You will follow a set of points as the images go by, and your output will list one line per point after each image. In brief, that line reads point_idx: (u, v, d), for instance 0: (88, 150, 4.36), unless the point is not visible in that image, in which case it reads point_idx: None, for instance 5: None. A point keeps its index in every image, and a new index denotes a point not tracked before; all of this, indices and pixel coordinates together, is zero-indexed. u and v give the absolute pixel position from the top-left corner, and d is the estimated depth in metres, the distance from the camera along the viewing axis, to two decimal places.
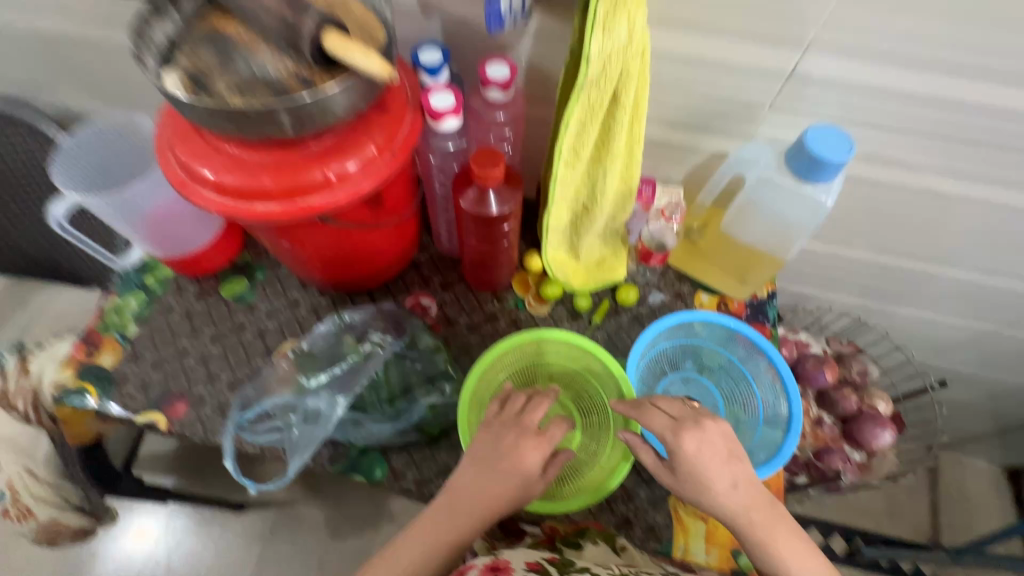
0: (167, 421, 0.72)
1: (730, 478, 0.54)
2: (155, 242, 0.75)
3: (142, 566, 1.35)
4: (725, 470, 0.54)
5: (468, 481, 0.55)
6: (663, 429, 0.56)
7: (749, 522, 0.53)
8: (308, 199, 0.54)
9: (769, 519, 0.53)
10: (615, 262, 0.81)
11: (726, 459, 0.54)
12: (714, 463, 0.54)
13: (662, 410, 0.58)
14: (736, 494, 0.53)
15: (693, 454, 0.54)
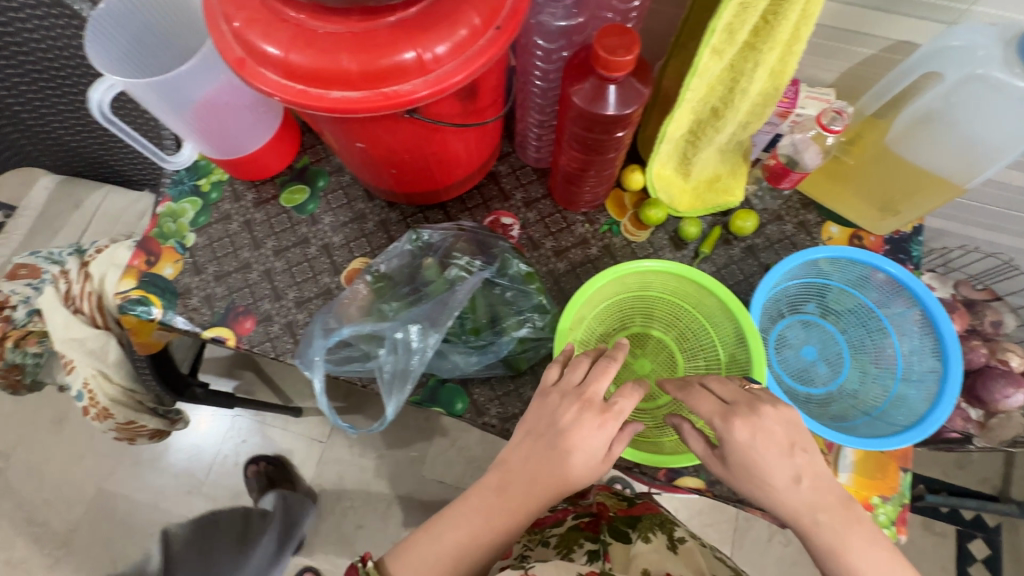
0: (236, 338, 0.68)
1: (790, 472, 0.45)
2: (208, 139, 0.65)
3: (212, 459, 1.43)
4: (786, 464, 0.45)
5: (531, 458, 0.48)
6: (710, 414, 0.48)
7: (812, 522, 0.44)
8: (396, 88, 0.43)
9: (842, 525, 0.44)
10: (732, 183, 0.69)
11: (786, 451, 0.45)
12: (771, 456, 0.45)
13: (714, 393, 0.50)
14: (799, 492, 0.45)
15: (747, 445, 0.46)
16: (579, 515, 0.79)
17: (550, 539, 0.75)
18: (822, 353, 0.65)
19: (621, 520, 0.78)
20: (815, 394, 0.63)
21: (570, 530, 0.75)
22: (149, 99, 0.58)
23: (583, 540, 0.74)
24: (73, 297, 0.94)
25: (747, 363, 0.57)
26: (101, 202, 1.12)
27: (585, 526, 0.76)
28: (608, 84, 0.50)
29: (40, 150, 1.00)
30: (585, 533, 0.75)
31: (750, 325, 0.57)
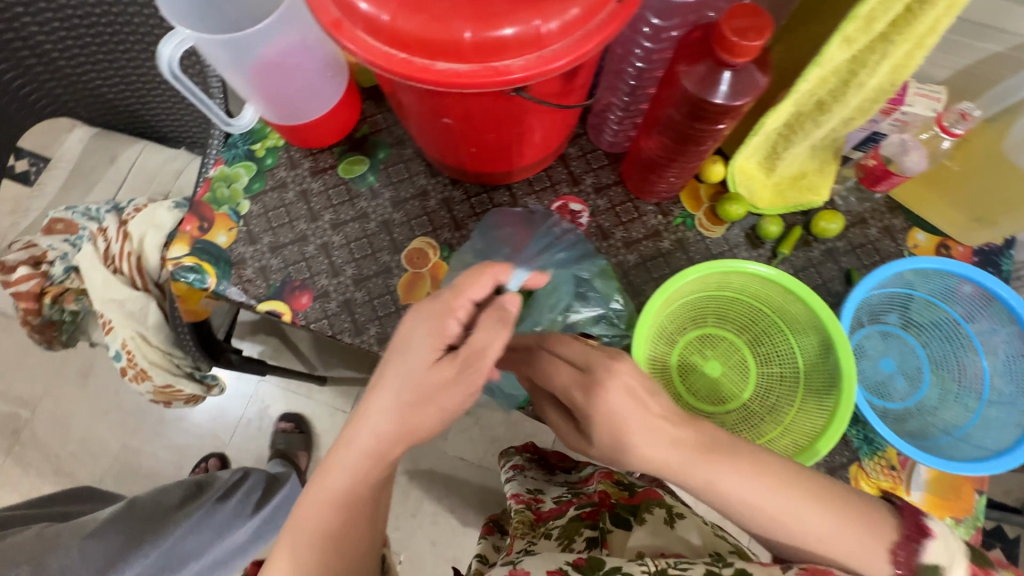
0: (292, 313, 0.65)
1: (657, 424, 0.48)
2: (273, 103, 0.62)
3: (238, 421, 1.44)
4: (642, 417, 0.47)
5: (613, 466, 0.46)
6: (569, 385, 0.50)
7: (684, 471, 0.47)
8: (507, 62, 0.40)
9: (709, 464, 0.46)
10: (818, 181, 0.65)
11: (642, 400, 0.48)
12: (630, 414, 0.47)
13: (566, 361, 0.51)
14: (665, 447, 0.47)
15: (612, 409, 0.47)
16: (580, 505, 0.81)
17: (551, 532, 0.79)
18: (901, 366, 0.63)
19: (622, 507, 0.78)
20: (891, 409, 0.61)
21: (570, 521, 0.79)
22: (219, 58, 0.55)
23: (582, 530, 0.76)
24: (111, 256, 0.92)
25: (834, 379, 0.55)
26: (138, 157, 1.09)
27: (585, 515, 0.79)
28: (723, 70, 0.46)
29: (78, 102, 0.97)
30: (585, 523, 0.77)
31: (843, 339, 0.54)
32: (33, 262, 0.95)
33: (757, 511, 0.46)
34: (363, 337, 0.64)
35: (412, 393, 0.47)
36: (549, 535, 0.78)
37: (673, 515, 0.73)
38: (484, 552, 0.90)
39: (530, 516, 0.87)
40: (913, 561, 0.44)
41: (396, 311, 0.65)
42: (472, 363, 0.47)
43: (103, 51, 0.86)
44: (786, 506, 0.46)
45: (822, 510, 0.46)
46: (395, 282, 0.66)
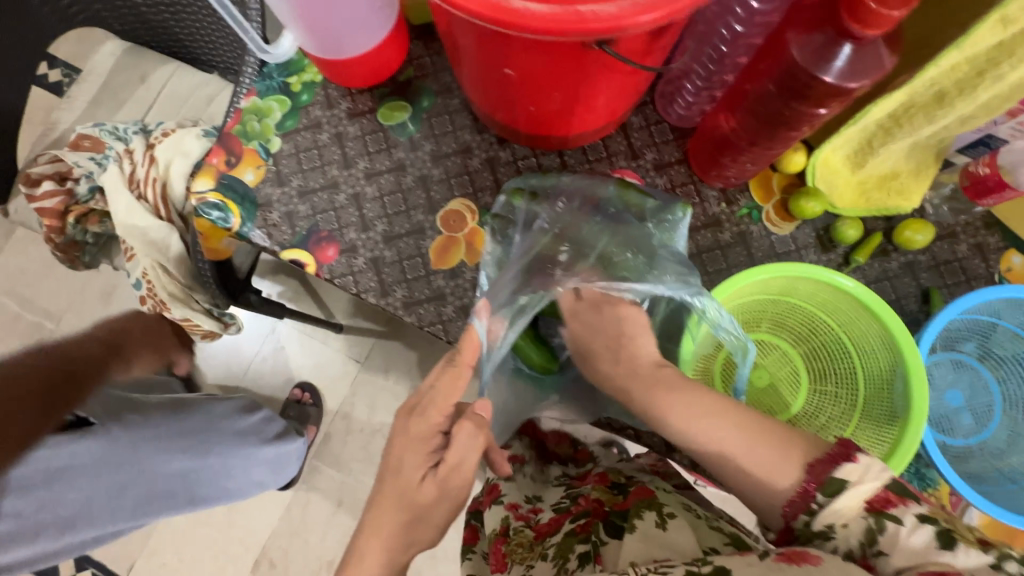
0: (316, 265, 0.61)
1: (616, 354, 0.56)
2: (317, 36, 0.56)
3: (252, 358, 1.40)
4: (607, 341, 0.56)
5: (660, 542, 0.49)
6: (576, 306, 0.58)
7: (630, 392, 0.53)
8: (596, 6, 0.33)
9: (655, 396, 0.50)
10: (911, 185, 0.58)
11: (619, 338, 0.56)
12: (601, 339, 0.57)
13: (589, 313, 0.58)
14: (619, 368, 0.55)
15: (587, 333, 0.58)
16: (573, 517, 0.56)
17: (546, 552, 0.55)
18: (970, 401, 0.58)
19: (615, 511, 0.54)
20: (952, 446, 0.57)
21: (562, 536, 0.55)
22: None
23: (575, 547, 0.53)
24: (136, 181, 0.90)
25: (900, 407, 0.49)
26: (168, 80, 1.04)
27: (577, 527, 0.55)
28: (844, 43, 0.39)
29: (112, 15, 0.96)
30: (580, 537, 0.54)
31: (916, 365, 0.48)
32: (59, 177, 0.93)
33: (715, 451, 0.45)
34: (388, 299, 0.61)
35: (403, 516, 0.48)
36: (544, 556, 0.55)
37: (665, 515, 0.50)
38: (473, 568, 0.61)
39: (527, 533, 0.59)
40: (823, 472, 0.39)
41: (425, 275, 0.61)
42: (452, 481, 0.49)
43: None
44: (742, 450, 0.43)
45: (756, 439, 0.43)
46: (428, 245, 0.62)
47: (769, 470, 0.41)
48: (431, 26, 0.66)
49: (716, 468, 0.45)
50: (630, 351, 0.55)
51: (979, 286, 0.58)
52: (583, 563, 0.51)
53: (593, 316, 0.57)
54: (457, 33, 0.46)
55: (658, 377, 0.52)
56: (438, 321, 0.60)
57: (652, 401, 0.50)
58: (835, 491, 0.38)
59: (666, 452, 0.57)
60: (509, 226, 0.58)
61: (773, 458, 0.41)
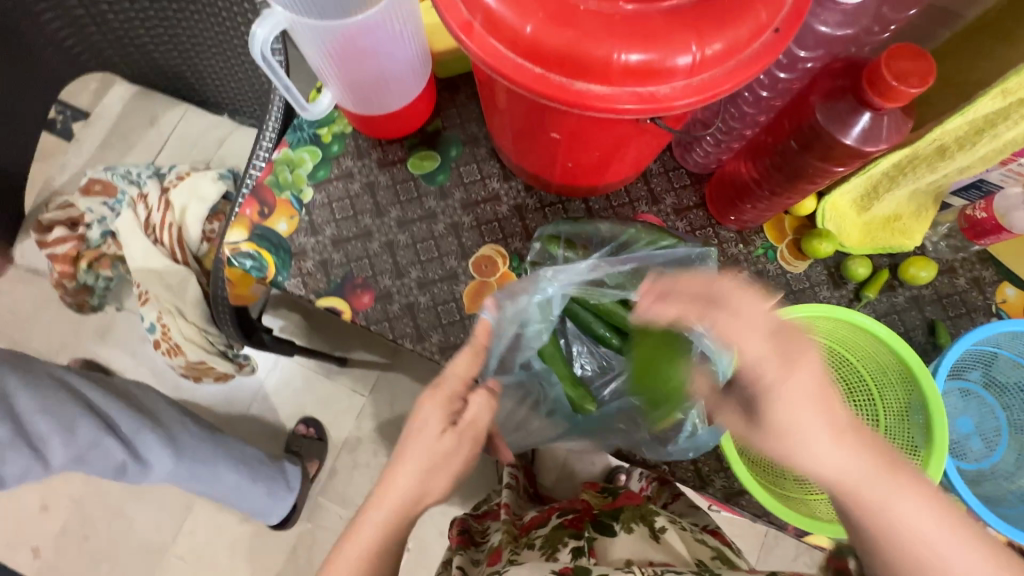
0: (352, 312, 0.63)
1: (827, 423, 0.41)
2: (359, 97, 0.59)
3: (251, 396, 1.36)
4: (818, 411, 0.41)
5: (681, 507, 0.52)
6: (757, 360, 0.43)
7: (854, 481, 0.41)
8: (651, 88, 0.37)
9: (889, 492, 0.40)
10: (913, 225, 0.63)
11: (827, 403, 0.41)
12: (805, 404, 0.41)
13: (753, 331, 0.43)
14: (837, 448, 0.41)
15: (788, 398, 0.42)
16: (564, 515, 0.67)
17: (534, 541, 0.64)
18: (979, 427, 0.62)
19: (604, 513, 0.67)
20: (965, 469, 0.61)
21: (553, 529, 0.64)
22: (315, 49, 0.53)
23: (567, 539, 0.62)
24: (152, 225, 0.90)
25: (920, 438, 0.53)
26: (178, 123, 1.07)
27: (568, 523, 0.65)
28: (864, 111, 0.43)
29: (123, 60, 0.95)
30: (569, 531, 0.64)
31: (934, 397, 0.52)
32: (71, 223, 0.93)
33: (957, 574, 0.39)
34: (424, 344, 0.62)
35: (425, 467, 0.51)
36: (532, 545, 0.63)
37: (657, 529, 0.63)
38: (461, 562, 0.67)
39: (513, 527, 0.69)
40: None
41: (460, 319, 0.63)
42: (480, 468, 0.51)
43: (154, 12, 0.82)
44: (987, 574, 0.39)
45: (999, 562, 0.39)
46: (461, 290, 0.63)
47: None
48: (456, 79, 0.70)
49: None
50: (847, 421, 0.41)
51: (979, 318, 0.63)
52: (578, 553, 0.59)
53: (795, 365, 0.41)
54: (502, 99, 0.49)
55: (891, 460, 0.41)
56: None
57: (884, 496, 0.40)
58: None
59: (700, 486, 0.58)
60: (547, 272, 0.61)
61: None
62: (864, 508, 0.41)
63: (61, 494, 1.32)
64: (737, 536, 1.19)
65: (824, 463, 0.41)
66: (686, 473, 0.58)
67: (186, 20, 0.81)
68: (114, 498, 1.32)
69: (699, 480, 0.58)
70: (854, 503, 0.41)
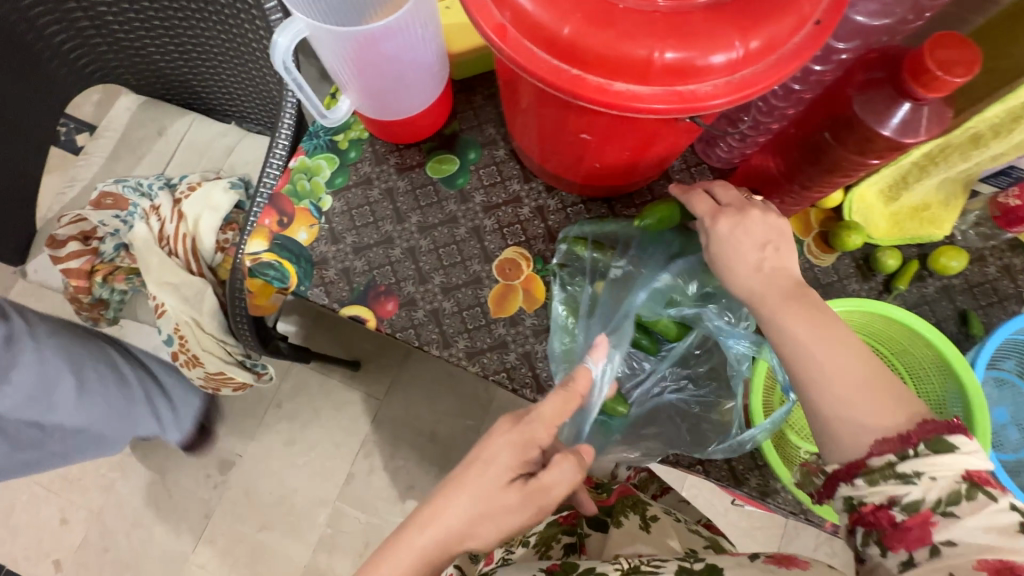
0: (377, 320, 0.62)
1: (755, 259, 0.45)
2: (376, 102, 0.58)
3: (266, 404, 1.36)
4: (753, 250, 0.45)
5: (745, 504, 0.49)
6: (703, 211, 0.49)
7: (759, 300, 0.44)
8: (691, 87, 0.36)
9: (794, 312, 0.43)
10: (942, 214, 0.62)
11: (762, 245, 0.46)
12: (741, 246, 0.46)
13: (714, 197, 0.50)
14: (755, 276, 0.45)
15: (726, 236, 0.47)
16: (558, 509, 0.65)
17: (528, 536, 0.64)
18: (1014, 417, 0.61)
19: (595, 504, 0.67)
20: (1003, 460, 0.60)
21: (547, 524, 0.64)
22: (334, 55, 0.52)
23: (560, 536, 0.62)
24: (166, 238, 0.90)
25: (960, 428, 0.52)
26: (188, 131, 1.05)
27: (562, 519, 0.64)
28: (904, 102, 0.42)
29: (126, 69, 0.94)
30: (562, 526, 0.64)
31: (975, 390, 0.51)
32: (83, 237, 0.93)
33: (831, 379, 0.40)
34: (451, 350, 0.61)
35: (479, 508, 0.46)
36: (527, 543, 0.62)
37: (647, 519, 0.64)
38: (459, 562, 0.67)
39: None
40: (928, 429, 0.37)
41: (486, 324, 0.62)
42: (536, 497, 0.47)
43: (163, 22, 0.81)
44: (859, 382, 0.39)
45: (893, 392, 0.39)
46: (485, 294, 0.63)
47: (871, 415, 0.39)
48: (472, 81, 0.69)
49: (818, 399, 0.40)
50: (770, 262, 0.45)
51: (1012, 306, 0.62)
52: (569, 552, 0.61)
53: (733, 221, 0.47)
54: (527, 101, 0.49)
55: (807, 298, 0.43)
56: (502, 369, 0.61)
57: (784, 315, 0.43)
58: (938, 448, 0.36)
59: (736, 485, 0.58)
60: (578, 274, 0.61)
61: (887, 403, 0.39)
62: (772, 330, 0.43)
63: (80, 506, 1.32)
64: (758, 530, 1.18)
65: (746, 286, 0.45)
66: (721, 473, 0.58)
67: (190, 25, 0.80)
68: (134, 508, 1.32)
69: (734, 479, 0.58)
70: (762, 312, 0.44)
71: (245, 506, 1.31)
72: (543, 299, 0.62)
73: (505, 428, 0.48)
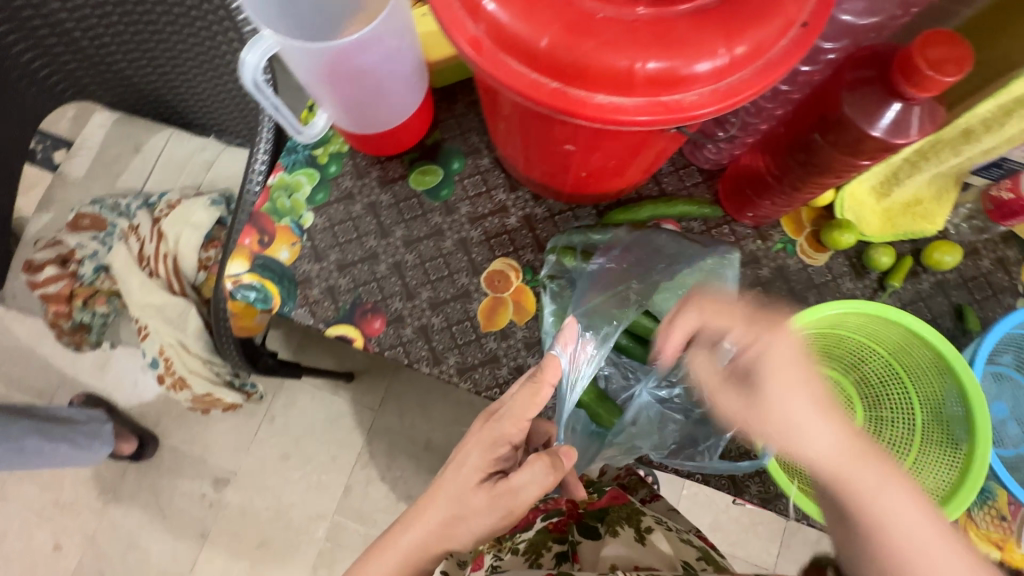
0: (364, 339, 0.60)
1: (808, 398, 0.45)
2: (353, 115, 0.56)
3: (259, 420, 1.34)
4: (801, 388, 0.45)
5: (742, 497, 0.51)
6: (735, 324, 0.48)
7: (857, 489, 0.44)
8: (677, 96, 0.34)
9: (860, 465, 0.44)
10: (934, 209, 0.61)
11: (806, 379, 0.45)
12: (790, 381, 0.45)
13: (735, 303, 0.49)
14: (813, 417, 0.45)
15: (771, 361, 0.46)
16: (546, 515, 0.63)
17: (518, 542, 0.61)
18: (1013, 411, 0.61)
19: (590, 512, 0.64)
20: (1003, 456, 0.60)
21: (538, 531, 0.61)
22: (306, 69, 0.50)
23: (551, 544, 0.60)
24: (146, 258, 0.88)
25: (962, 428, 0.52)
26: (166, 146, 1.04)
27: (552, 525, 0.62)
28: (893, 100, 0.41)
29: (101, 87, 0.91)
30: (553, 534, 0.61)
31: (973, 388, 0.51)
32: (61, 260, 0.89)
33: (898, 517, 0.42)
34: (441, 366, 0.60)
35: (452, 510, 0.48)
36: (516, 550, 0.59)
37: (642, 530, 0.61)
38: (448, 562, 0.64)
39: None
40: None
41: (476, 339, 0.61)
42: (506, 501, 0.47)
43: (134, 39, 0.79)
44: (938, 533, 0.42)
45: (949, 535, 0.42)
46: (475, 308, 0.61)
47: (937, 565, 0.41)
48: (454, 89, 0.67)
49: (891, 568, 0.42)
50: (812, 447, 0.45)
51: (1007, 300, 0.61)
52: (560, 561, 0.59)
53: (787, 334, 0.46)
54: (509, 112, 0.47)
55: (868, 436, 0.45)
56: (494, 384, 0.59)
57: (856, 481, 0.44)
58: None
59: (736, 493, 0.57)
60: (567, 286, 0.60)
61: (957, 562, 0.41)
62: (832, 477, 0.44)
63: (72, 531, 1.29)
64: (759, 526, 1.18)
65: (818, 446, 0.45)
66: (720, 482, 0.57)
67: (163, 39, 0.78)
68: (128, 530, 1.29)
69: (735, 487, 0.57)
70: (826, 444, 0.44)
71: (241, 523, 1.29)
72: (534, 311, 0.61)
73: (477, 428, 0.50)
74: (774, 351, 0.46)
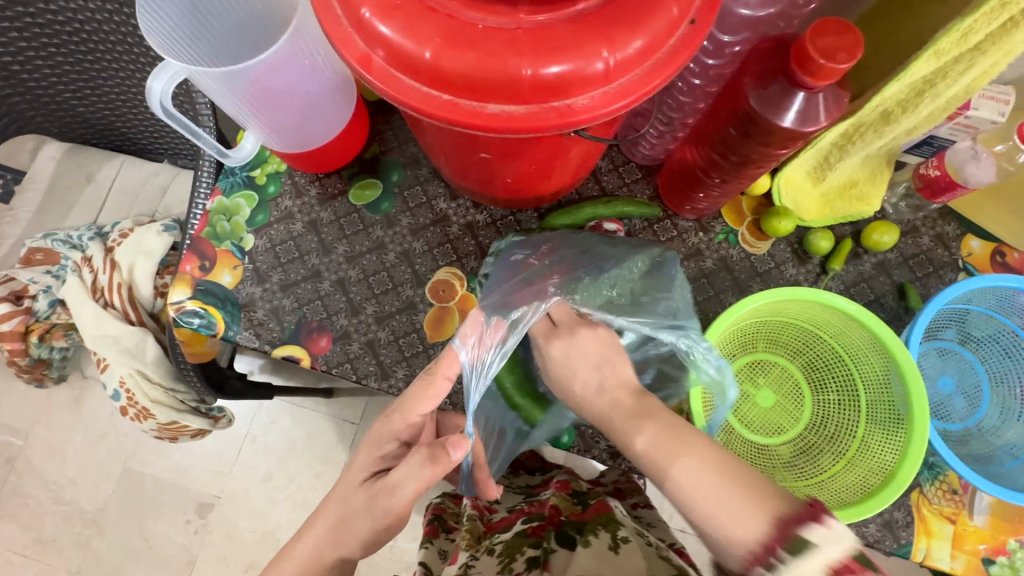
0: (311, 358, 0.60)
1: (594, 381, 0.50)
2: (278, 134, 0.56)
3: (238, 442, 1.33)
4: (586, 369, 0.51)
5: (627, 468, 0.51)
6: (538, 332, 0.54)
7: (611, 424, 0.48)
8: (569, 100, 0.35)
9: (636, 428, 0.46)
10: (869, 191, 0.61)
11: (592, 363, 0.51)
12: (579, 368, 0.51)
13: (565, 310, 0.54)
14: (598, 396, 0.50)
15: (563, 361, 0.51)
16: (530, 521, 0.62)
17: (495, 547, 0.60)
18: (959, 385, 0.61)
19: (569, 522, 0.60)
20: (952, 430, 0.60)
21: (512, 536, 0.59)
22: (220, 93, 0.49)
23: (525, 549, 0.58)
24: (100, 289, 0.86)
25: (903, 409, 0.51)
26: (117, 176, 1.02)
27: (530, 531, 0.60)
28: (797, 90, 0.41)
29: (48, 121, 0.90)
30: (529, 539, 0.60)
31: (911, 368, 0.51)
32: (14, 297, 0.89)
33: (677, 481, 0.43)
34: (390, 380, 0.60)
35: (342, 511, 0.48)
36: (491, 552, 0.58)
37: (619, 540, 0.55)
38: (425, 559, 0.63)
39: (478, 525, 0.64)
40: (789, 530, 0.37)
41: (424, 350, 0.60)
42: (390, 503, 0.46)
43: (79, 77, 0.79)
44: (716, 487, 0.41)
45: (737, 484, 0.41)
46: (421, 319, 0.61)
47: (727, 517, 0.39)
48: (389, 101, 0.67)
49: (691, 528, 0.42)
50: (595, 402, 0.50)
51: (948, 275, 0.62)
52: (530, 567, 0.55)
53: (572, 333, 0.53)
54: (425, 123, 0.47)
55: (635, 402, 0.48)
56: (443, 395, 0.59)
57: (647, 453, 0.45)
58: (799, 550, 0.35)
59: None
60: None
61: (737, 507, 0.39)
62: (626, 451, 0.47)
63: (57, 568, 1.28)
64: None
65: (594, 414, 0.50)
66: None
67: (104, 73, 0.77)
68: (113, 563, 1.28)
69: None
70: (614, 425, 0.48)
71: (227, 547, 1.28)
72: None
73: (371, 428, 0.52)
74: (575, 340, 0.52)
